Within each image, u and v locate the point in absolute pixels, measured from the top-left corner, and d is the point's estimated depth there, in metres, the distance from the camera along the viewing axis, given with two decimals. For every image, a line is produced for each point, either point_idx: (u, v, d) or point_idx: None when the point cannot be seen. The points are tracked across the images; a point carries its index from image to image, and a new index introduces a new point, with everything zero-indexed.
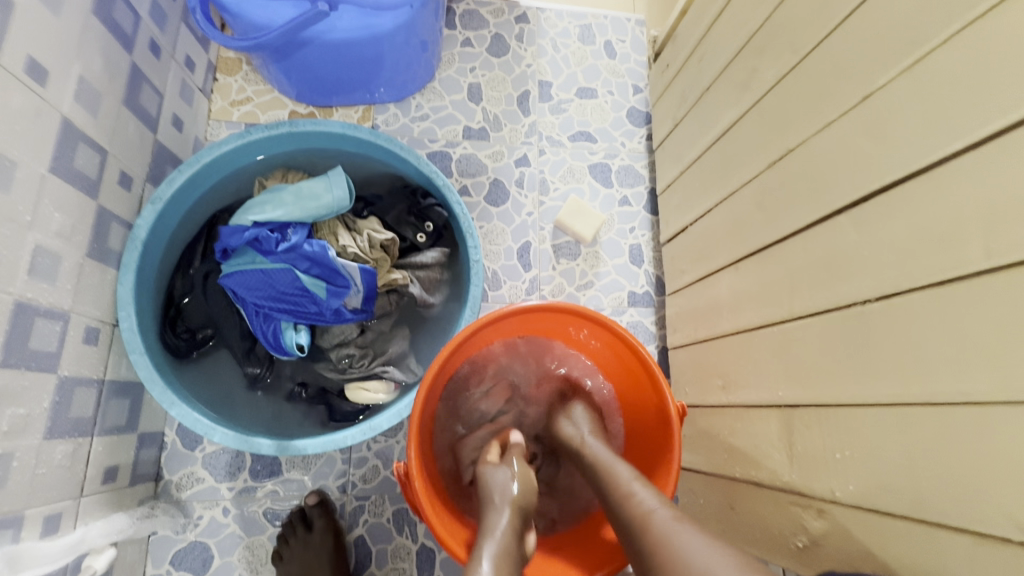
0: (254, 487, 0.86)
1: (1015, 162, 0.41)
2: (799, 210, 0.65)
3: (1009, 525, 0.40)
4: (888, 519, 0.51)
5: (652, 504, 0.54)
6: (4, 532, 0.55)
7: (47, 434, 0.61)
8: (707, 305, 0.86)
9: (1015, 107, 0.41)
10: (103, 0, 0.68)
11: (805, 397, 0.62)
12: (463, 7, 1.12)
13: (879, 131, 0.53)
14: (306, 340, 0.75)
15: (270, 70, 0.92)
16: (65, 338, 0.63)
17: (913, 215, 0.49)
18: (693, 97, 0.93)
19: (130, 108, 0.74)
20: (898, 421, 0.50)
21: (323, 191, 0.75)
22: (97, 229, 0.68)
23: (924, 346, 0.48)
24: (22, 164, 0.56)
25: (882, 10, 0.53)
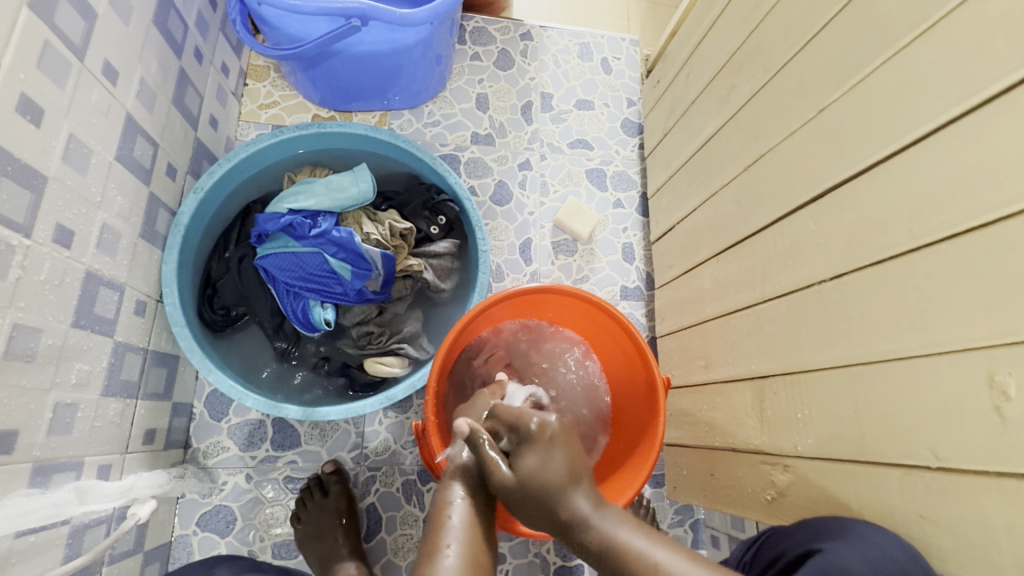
0: (275, 456, 0.93)
1: (933, 161, 0.50)
2: (768, 206, 0.74)
3: (930, 457, 0.50)
4: (838, 464, 0.60)
5: None
6: (70, 472, 0.62)
7: (104, 391, 0.68)
8: (691, 295, 0.95)
9: (934, 117, 0.51)
10: (161, 11, 0.77)
11: (773, 367, 0.71)
12: (473, 25, 1.22)
13: (833, 136, 0.63)
14: (332, 316, 0.84)
15: (298, 77, 1.01)
16: (120, 308, 0.71)
17: (857, 207, 0.59)
18: (681, 110, 1.03)
19: (177, 108, 0.83)
20: (846, 381, 0.59)
21: (349, 184, 0.84)
22: (148, 213, 0.76)
23: (865, 316, 0.57)
24: (96, 152, 0.65)
25: (835, 36, 0.63)
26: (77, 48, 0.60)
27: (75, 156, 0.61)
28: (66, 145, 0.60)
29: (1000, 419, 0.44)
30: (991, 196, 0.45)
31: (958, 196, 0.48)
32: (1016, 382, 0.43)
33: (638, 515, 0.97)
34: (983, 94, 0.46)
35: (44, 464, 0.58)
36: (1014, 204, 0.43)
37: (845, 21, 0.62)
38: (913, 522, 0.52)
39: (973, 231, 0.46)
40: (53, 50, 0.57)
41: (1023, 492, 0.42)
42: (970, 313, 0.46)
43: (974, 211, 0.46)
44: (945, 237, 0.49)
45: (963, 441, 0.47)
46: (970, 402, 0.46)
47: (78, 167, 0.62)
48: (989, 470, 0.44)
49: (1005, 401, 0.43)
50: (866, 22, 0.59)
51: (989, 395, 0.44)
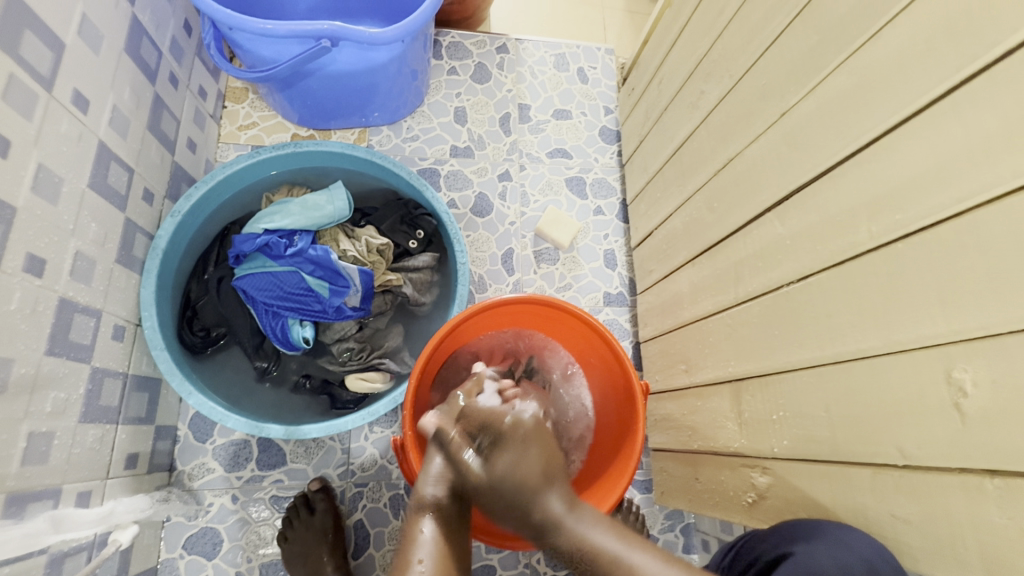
0: (260, 476, 0.93)
1: (888, 162, 0.51)
2: (738, 210, 0.75)
3: (899, 456, 0.50)
4: (816, 464, 0.60)
5: None
6: (48, 500, 0.62)
7: (82, 417, 0.68)
8: (671, 299, 0.96)
9: (886, 119, 0.52)
10: (133, 39, 0.78)
11: (748, 370, 0.71)
12: (449, 40, 1.24)
13: (795, 141, 0.64)
14: (311, 333, 0.84)
15: (275, 97, 1.02)
16: (97, 334, 0.71)
17: (818, 209, 0.60)
18: (655, 116, 1.05)
19: (152, 132, 0.84)
20: (816, 382, 0.59)
21: (325, 202, 0.85)
22: (125, 238, 0.77)
23: (831, 317, 0.57)
24: (67, 180, 0.65)
25: (793, 42, 0.65)
26: (45, 78, 0.61)
27: (45, 186, 0.62)
28: (35, 175, 0.60)
29: (962, 415, 0.44)
30: (942, 194, 0.46)
31: (912, 198, 0.49)
32: (973, 377, 0.43)
33: (626, 521, 0.96)
34: (931, 95, 0.47)
35: (19, 493, 0.58)
36: (963, 201, 0.44)
37: (800, 28, 0.63)
38: (886, 521, 0.51)
39: (926, 230, 0.47)
40: (19, 83, 0.58)
41: (988, 489, 0.42)
42: (928, 310, 0.47)
43: (928, 210, 0.47)
44: (901, 237, 0.49)
45: (930, 438, 0.47)
46: (931, 398, 0.46)
47: (49, 196, 0.62)
48: (954, 466, 0.45)
49: (964, 396, 0.44)
50: (821, 29, 0.60)
51: (950, 391, 0.45)
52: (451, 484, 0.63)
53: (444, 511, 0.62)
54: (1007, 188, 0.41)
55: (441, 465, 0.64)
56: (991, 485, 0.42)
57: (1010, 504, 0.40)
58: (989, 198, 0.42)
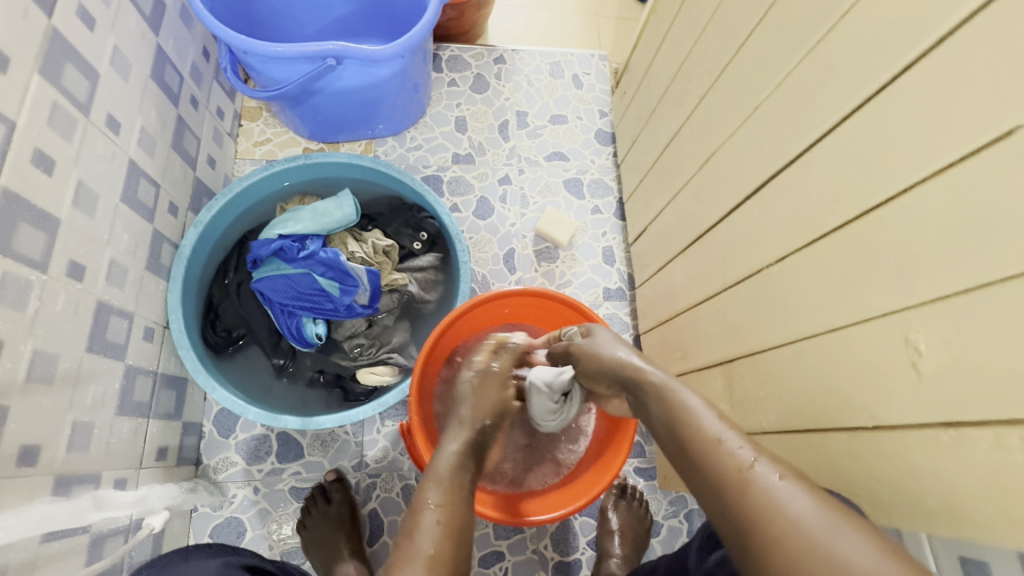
0: (280, 468, 0.98)
1: (845, 147, 0.55)
2: (721, 201, 0.79)
3: (867, 419, 0.53)
4: (798, 434, 0.63)
5: (721, 427, 0.48)
6: (89, 483, 0.69)
7: (118, 410, 0.75)
8: (665, 290, 0.99)
9: (842, 108, 0.56)
10: (158, 66, 0.86)
11: (736, 351, 0.75)
12: (448, 54, 1.31)
13: (768, 132, 0.68)
14: (323, 331, 0.90)
15: (287, 114, 1.09)
16: (130, 334, 0.78)
17: (789, 194, 0.64)
18: (646, 117, 1.09)
19: (176, 151, 0.91)
20: (794, 357, 0.63)
21: (334, 208, 0.91)
22: (153, 247, 0.84)
23: (805, 294, 0.61)
24: (103, 196, 0.72)
25: (761, 40, 0.69)
26: (83, 104, 0.68)
27: (84, 201, 0.69)
28: (75, 191, 0.67)
29: (918, 376, 0.47)
30: (891, 174, 0.49)
31: (867, 178, 0.52)
32: (926, 338, 0.46)
33: (631, 507, 0.99)
34: (878, 83, 0.51)
35: (64, 476, 0.65)
36: (911, 177, 0.47)
37: (767, 27, 0.68)
38: (858, 482, 0.55)
39: (881, 207, 0.51)
40: (61, 110, 0.65)
41: (942, 440, 0.45)
42: (885, 281, 0.50)
43: (883, 188, 0.50)
44: (861, 214, 0.53)
45: (891, 400, 0.50)
46: (893, 362, 0.50)
47: (87, 210, 0.69)
48: (912, 424, 0.48)
49: (920, 357, 0.47)
50: (783, 27, 0.65)
51: (906, 353, 0.48)
52: (465, 457, 0.65)
53: (457, 480, 0.61)
54: (947, 163, 0.44)
55: (455, 441, 0.66)
56: (944, 437, 0.45)
57: (959, 452, 0.44)
58: (931, 173, 0.45)
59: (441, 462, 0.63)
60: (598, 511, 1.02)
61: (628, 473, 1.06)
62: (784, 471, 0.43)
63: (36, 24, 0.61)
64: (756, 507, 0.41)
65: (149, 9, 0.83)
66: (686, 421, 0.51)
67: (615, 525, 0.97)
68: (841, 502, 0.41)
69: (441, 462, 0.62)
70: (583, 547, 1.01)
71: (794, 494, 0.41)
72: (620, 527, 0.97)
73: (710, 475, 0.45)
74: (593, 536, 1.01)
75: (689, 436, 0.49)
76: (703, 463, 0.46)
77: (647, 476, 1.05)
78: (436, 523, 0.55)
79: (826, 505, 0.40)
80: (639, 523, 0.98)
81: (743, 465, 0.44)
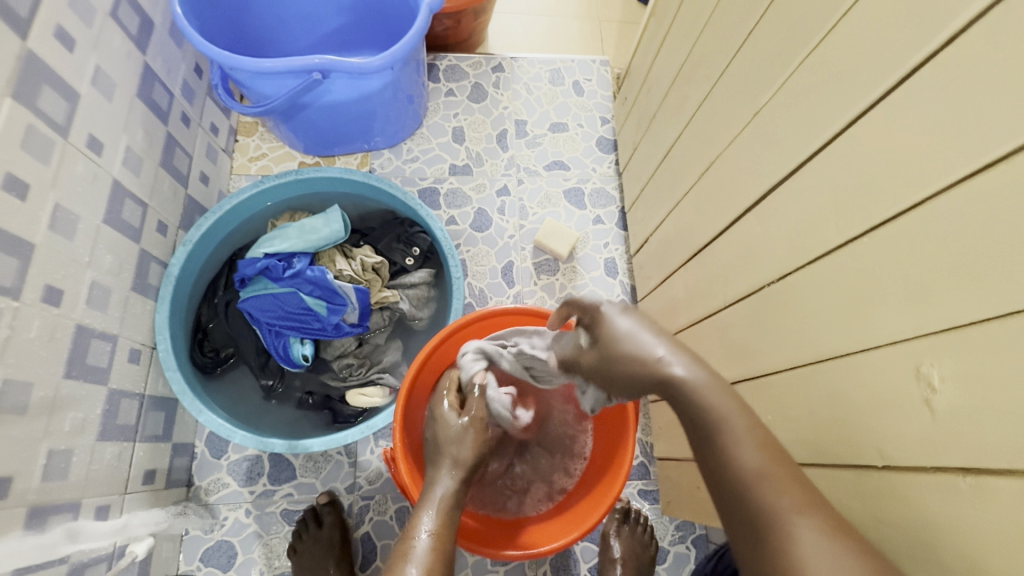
0: (272, 490, 0.96)
1: (848, 158, 0.51)
2: (721, 213, 0.74)
3: (877, 456, 0.48)
4: (805, 467, 0.58)
5: (760, 465, 0.39)
6: (67, 512, 0.67)
7: (100, 435, 0.73)
8: (667, 305, 0.95)
9: (844, 115, 0.51)
10: (145, 84, 0.85)
11: (739, 374, 0.70)
12: (446, 63, 1.29)
13: (768, 141, 0.63)
14: (310, 351, 0.88)
15: (281, 130, 1.08)
16: (114, 357, 0.77)
17: (790, 208, 0.59)
18: (646, 123, 1.05)
19: (165, 169, 0.90)
20: (798, 383, 0.58)
21: (322, 225, 0.89)
22: (139, 267, 0.83)
23: (809, 316, 0.56)
24: (84, 218, 0.71)
25: (759, 43, 0.64)
26: (61, 126, 0.67)
27: (62, 224, 0.68)
28: (52, 214, 0.66)
29: (930, 412, 0.43)
30: (898, 187, 0.45)
31: (872, 191, 0.48)
32: (940, 371, 0.41)
33: (634, 533, 0.95)
34: (882, 87, 0.46)
35: (40, 507, 0.63)
36: (920, 192, 0.43)
37: (765, 28, 0.63)
38: (869, 525, 0.50)
39: (889, 224, 0.46)
40: (36, 133, 0.64)
41: (959, 488, 0.40)
42: (894, 305, 0.46)
43: (890, 202, 0.46)
44: (867, 231, 0.48)
45: (903, 437, 0.45)
46: (904, 395, 0.45)
47: (65, 233, 0.68)
48: (927, 465, 0.43)
49: (932, 392, 0.42)
50: (781, 28, 0.60)
51: (918, 386, 0.43)
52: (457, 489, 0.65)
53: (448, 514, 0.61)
54: (959, 176, 0.39)
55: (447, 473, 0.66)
56: (962, 485, 0.40)
57: (981, 503, 0.39)
58: (942, 187, 0.41)
59: (438, 489, 0.64)
60: (600, 537, 0.97)
61: (632, 496, 1.01)
62: (830, 532, 0.35)
63: (8, 47, 0.60)
64: None
65: (135, 28, 0.82)
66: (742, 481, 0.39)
67: (617, 553, 0.93)
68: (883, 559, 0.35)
69: (438, 490, 0.64)
70: (584, 573, 0.97)
71: (836, 562, 0.34)
72: (622, 555, 0.93)
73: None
74: (594, 562, 0.97)
75: (765, 527, 0.37)
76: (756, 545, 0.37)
77: (652, 499, 1.00)
78: (430, 545, 0.57)
79: None
80: (642, 551, 0.93)
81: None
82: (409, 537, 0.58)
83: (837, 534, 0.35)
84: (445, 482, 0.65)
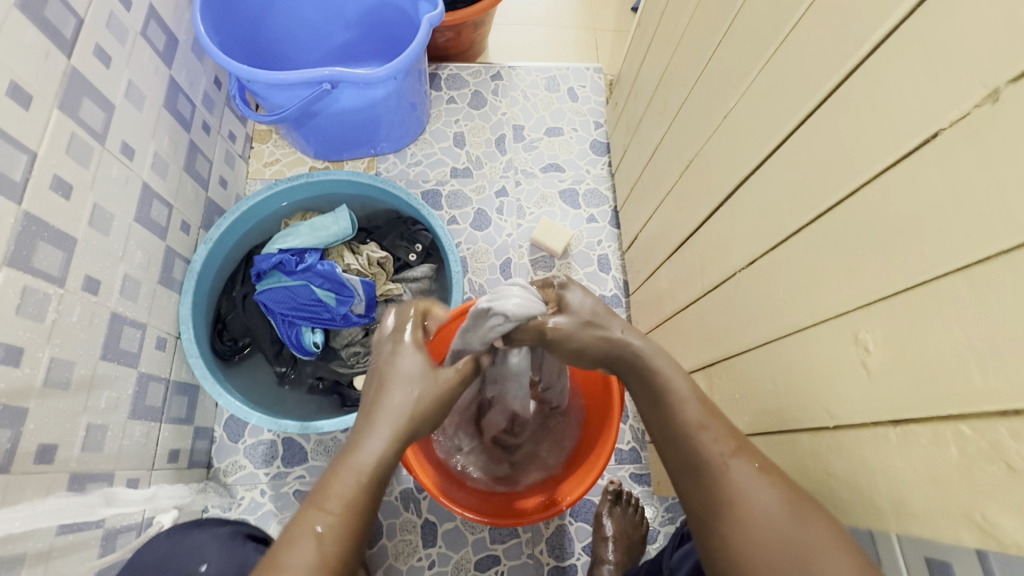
0: (285, 472, 1.03)
1: (798, 153, 0.57)
2: (698, 207, 0.80)
3: (826, 418, 0.54)
4: (770, 436, 0.63)
5: (701, 417, 0.55)
6: (102, 480, 0.74)
7: (131, 414, 0.81)
8: (654, 296, 1.01)
9: (794, 115, 0.57)
10: (171, 96, 0.93)
11: (716, 355, 0.76)
12: (447, 73, 1.36)
13: (735, 140, 0.69)
14: (321, 339, 0.95)
15: (293, 136, 1.15)
16: (143, 343, 0.84)
17: (753, 200, 0.65)
18: (634, 126, 1.12)
19: (188, 173, 0.98)
20: (763, 358, 0.64)
21: (331, 223, 0.96)
22: (165, 263, 0.91)
23: (770, 297, 0.62)
24: (117, 216, 0.79)
25: (727, 51, 0.71)
26: (99, 134, 0.75)
27: (99, 221, 0.76)
28: (91, 212, 0.74)
29: (866, 373, 0.48)
30: (839, 177, 0.50)
31: (817, 182, 0.54)
32: (872, 337, 0.47)
33: (625, 513, 0.99)
34: (823, 90, 0.53)
35: (79, 474, 0.71)
36: (853, 181, 0.49)
37: (731, 38, 0.69)
38: (822, 481, 0.55)
39: (830, 210, 0.52)
40: (78, 140, 0.72)
41: (889, 439, 0.46)
42: (836, 282, 0.51)
43: (830, 191, 0.52)
44: (814, 218, 0.54)
45: (846, 398, 0.51)
46: (845, 362, 0.51)
47: (102, 229, 0.76)
48: (865, 422, 0.49)
49: (868, 355, 0.48)
50: (743, 38, 0.66)
51: (856, 352, 0.49)
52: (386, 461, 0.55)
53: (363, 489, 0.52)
54: (882, 167, 0.45)
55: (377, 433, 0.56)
56: (891, 435, 0.46)
57: (904, 449, 0.44)
58: (870, 176, 0.47)
59: (363, 453, 0.54)
60: (594, 517, 1.02)
61: (624, 479, 1.06)
62: (762, 464, 0.50)
63: (56, 64, 0.68)
64: (725, 532, 0.48)
65: (162, 45, 0.90)
66: (672, 418, 0.56)
67: (609, 531, 0.97)
68: (800, 492, 0.48)
69: (361, 456, 0.54)
70: (578, 552, 1.02)
71: (763, 488, 0.48)
72: (614, 533, 0.97)
73: (711, 507, 0.49)
74: (588, 541, 1.02)
75: (684, 448, 0.54)
76: (708, 488, 0.50)
77: (643, 482, 1.06)
78: (342, 528, 0.50)
79: (789, 497, 0.48)
80: (633, 530, 0.98)
81: (739, 493, 0.49)
82: (317, 512, 0.50)
83: (763, 469, 0.50)
84: (382, 439, 0.56)
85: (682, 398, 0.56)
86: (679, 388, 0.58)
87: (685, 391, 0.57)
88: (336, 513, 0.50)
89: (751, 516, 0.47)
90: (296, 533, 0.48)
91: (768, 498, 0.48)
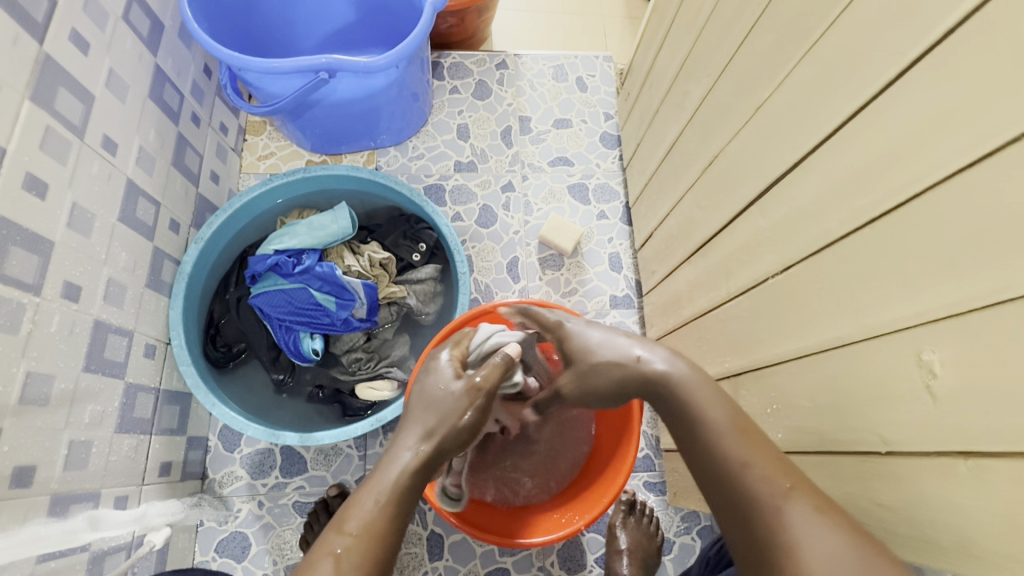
0: (284, 483, 0.98)
1: (847, 150, 0.51)
2: (724, 206, 0.75)
3: (878, 442, 0.49)
4: (808, 455, 0.59)
5: (742, 449, 0.50)
6: (87, 501, 0.69)
7: (118, 428, 0.76)
8: (671, 298, 0.96)
9: (844, 107, 0.51)
10: (157, 86, 0.87)
11: (743, 364, 0.71)
12: (450, 61, 1.30)
13: (768, 134, 0.64)
14: (320, 345, 0.90)
15: (288, 129, 1.09)
16: (130, 352, 0.79)
17: (790, 201, 0.60)
18: (649, 118, 1.06)
19: (177, 168, 0.92)
20: (801, 372, 0.59)
21: (330, 222, 0.91)
22: (153, 265, 0.85)
23: (810, 306, 0.57)
24: (99, 216, 0.73)
25: (760, 37, 0.65)
26: (77, 127, 0.69)
27: (79, 222, 0.70)
28: (70, 213, 0.68)
29: (930, 398, 0.43)
30: (901, 177, 0.45)
31: (872, 182, 0.48)
32: (940, 358, 0.42)
33: (639, 524, 0.95)
34: (881, 79, 0.47)
35: (62, 495, 0.66)
36: (918, 182, 0.43)
37: (765, 22, 0.64)
38: (871, 509, 0.51)
39: (888, 214, 0.47)
40: (54, 133, 0.66)
41: (958, 472, 0.41)
42: (895, 294, 0.46)
43: (889, 192, 0.46)
44: (867, 222, 0.49)
45: (904, 423, 0.46)
46: (904, 382, 0.46)
47: (83, 230, 0.70)
48: (927, 450, 0.44)
49: (933, 378, 0.43)
50: (781, 22, 0.61)
51: (918, 373, 0.44)
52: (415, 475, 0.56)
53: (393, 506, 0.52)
54: (956, 167, 0.40)
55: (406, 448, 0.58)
56: (961, 468, 0.41)
57: (979, 486, 0.40)
58: (941, 177, 0.41)
59: (390, 474, 0.55)
60: (607, 528, 0.98)
61: (637, 488, 1.02)
62: (818, 503, 0.44)
63: (27, 50, 0.62)
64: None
65: (146, 30, 0.84)
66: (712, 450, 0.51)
67: (624, 544, 0.93)
68: (861, 533, 0.42)
69: (386, 474, 0.55)
70: (591, 564, 0.98)
71: (820, 532, 0.42)
72: (629, 546, 0.93)
73: (757, 550, 0.45)
74: (601, 553, 0.98)
75: (726, 484, 0.49)
76: (754, 529, 0.45)
77: (658, 490, 1.01)
78: (361, 544, 0.49)
79: (847, 542, 0.41)
80: (648, 542, 0.94)
81: (790, 537, 0.43)
82: (338, 535, 0.49)
83: (821, 509, 0.44)
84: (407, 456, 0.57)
85: (724, 429, 0.52)
86: (723, 421, 0.53)
87: (724, 416, 0.53)
88: (354, 535, 0.49)
89: (805, 564, 0.41)
90: (325, 546, 0.48)
91: (824, 544, 0.41)
